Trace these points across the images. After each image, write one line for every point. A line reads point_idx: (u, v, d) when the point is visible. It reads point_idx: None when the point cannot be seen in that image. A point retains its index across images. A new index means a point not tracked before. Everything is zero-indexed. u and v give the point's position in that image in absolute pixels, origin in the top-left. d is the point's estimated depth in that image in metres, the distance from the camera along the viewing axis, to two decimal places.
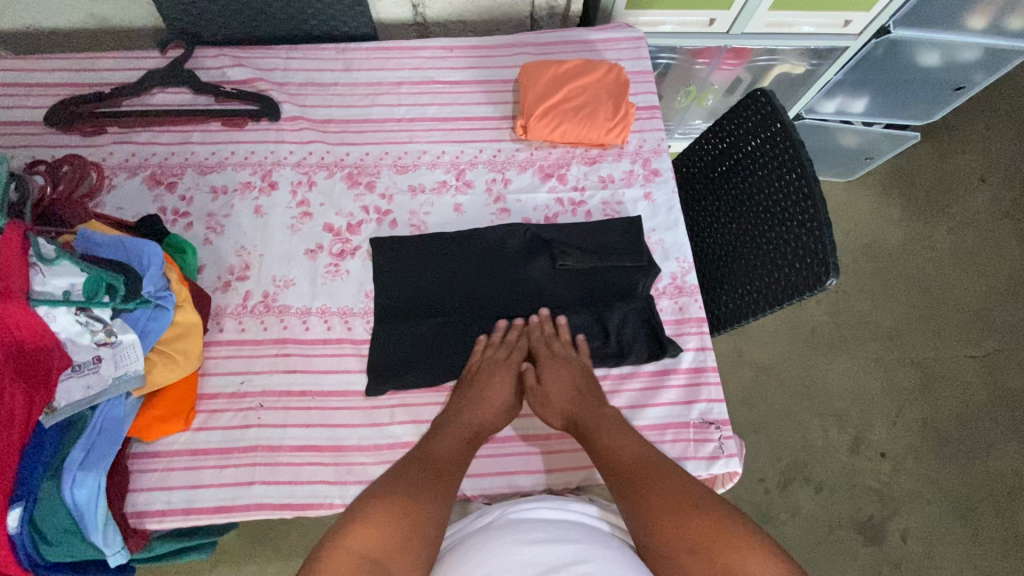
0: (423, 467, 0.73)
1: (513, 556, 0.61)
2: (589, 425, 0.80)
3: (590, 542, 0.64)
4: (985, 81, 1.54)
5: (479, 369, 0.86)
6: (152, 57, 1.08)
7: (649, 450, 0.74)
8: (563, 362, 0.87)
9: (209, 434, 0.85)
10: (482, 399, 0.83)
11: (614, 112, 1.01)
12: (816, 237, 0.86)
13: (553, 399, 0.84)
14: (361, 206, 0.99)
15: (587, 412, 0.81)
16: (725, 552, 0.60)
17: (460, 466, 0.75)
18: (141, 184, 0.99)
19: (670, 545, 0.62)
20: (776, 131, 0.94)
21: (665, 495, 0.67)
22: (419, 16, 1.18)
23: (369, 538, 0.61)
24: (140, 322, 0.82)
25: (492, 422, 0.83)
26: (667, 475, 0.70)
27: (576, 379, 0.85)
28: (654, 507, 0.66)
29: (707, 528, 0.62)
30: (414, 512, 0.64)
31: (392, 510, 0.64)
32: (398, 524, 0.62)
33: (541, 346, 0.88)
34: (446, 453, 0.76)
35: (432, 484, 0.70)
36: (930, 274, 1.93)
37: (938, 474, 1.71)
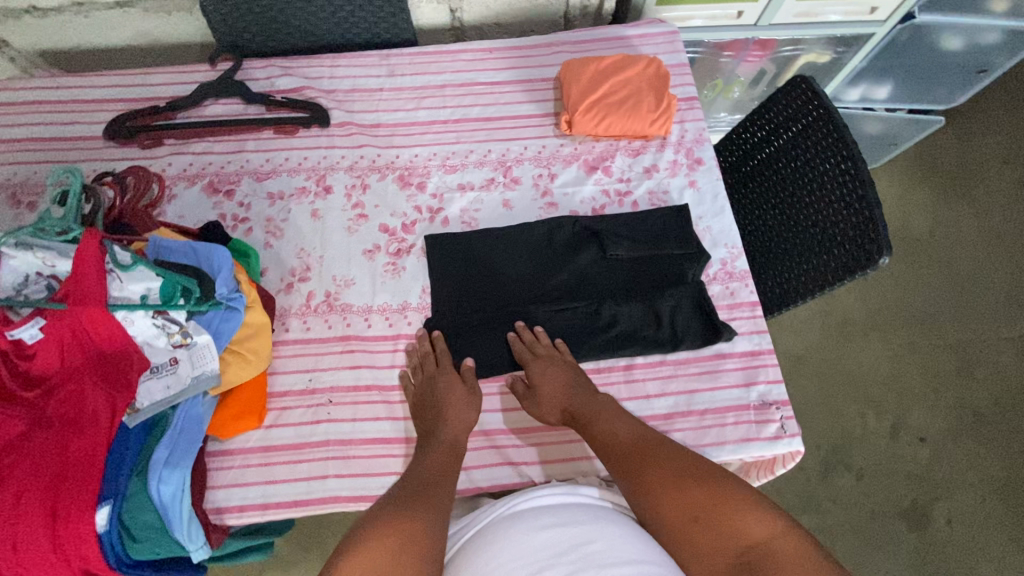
0: (410, 485, 0.69)
1: (524, 543, 0.62)
2: (584, 414, 0.81)
3: (599, 521, 0.65)
4: (1007, 64, 1.55)
5: (426, 389, 0.85)
6: (204, 70, 1.12)
7: (643, 429, 0.77)
8: (541, 357, 0.87)
9: (281, 431, 0.87)
10: (444, 405, 0.81)
11: (657, 103, 1.03)
12: (867, 216, 0.87)
13: (546, 395, 0.84)
14: (414, 206, 1.01)
15: (581, 401, 0.82)
16: (726, 516, 0.62)
17: (447, 474, 0.72)
18: (200, 192, 1.02)
19: (671, 515, 0.64)
20: (817, 116, 0.96)
21: (664, 466, 0.69)
22: (456, 20, 1.21)
23: (364, 566, 0.57)
24: (213, 324, 0.84)
25: (462, 421, 0.81)
26: (662, 449, 0.72)
27: (562, 374, 0.85)
28: (653, 479, 0.68)
29: (706, 496, 0.64)
30: (408, 529, 0.61)
31: (385, 534, 0.60)
32: (393, 544, 0.59)
33: (521, 351, 0.89)
34: (429, 464, 0.73)
35: (421, 496, 0.67)
36: (960, 257, 1.93)
37: (980, 457, 1.70)
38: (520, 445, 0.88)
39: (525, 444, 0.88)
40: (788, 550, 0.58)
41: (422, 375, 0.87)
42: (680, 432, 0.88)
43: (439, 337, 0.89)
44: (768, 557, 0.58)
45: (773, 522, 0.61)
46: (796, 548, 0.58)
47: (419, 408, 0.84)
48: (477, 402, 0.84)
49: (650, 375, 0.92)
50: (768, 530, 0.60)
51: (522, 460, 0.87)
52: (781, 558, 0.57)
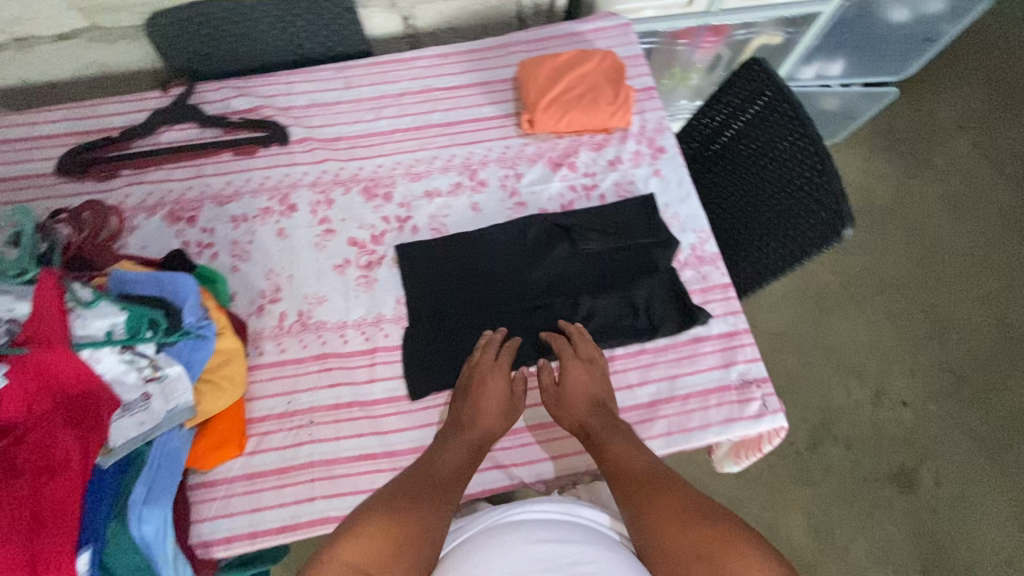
0: (423, 480, 0.73)
1: (519, 553, 0.64)
2: (598, 435, 0.80)
3: (593, 543, 0.67)
4: (954, 31, 1.59)
5: (469, 381, 0.85)
6: (156, 97, 1.09)
7: (654, 462, 0.76)
8: (584, 363, 0.87)
9: (263, 457, 0.85)
10: (478, 409, 0.82)
11: (614, 96, 1.04)
12: (828, 190, 0.89)
13: (570, 403, 0.83)
14: (381, 217, 1.00)
15: (598, 421, 0.81)
16: (729, 559, 0.61)
17: (461, 480, 0.75)
18: (161, 222, 1.00)
19: (675, 554, 0.64)
20: (772, 95, 0.99)
21: (670, 502, 0.68)
22: (410, 28, 1.21)
23: (356, 557, 0.62)
24: (184, 354, 0.82)
25: (488, 428, 0.82)
26: (670, 483, 0.71)
27: (595, 391, 0.85)
28: (659, 515, 0.67)
29: (712, 536, 0.63)
30: (407, 529, 0.65)
31: (385, 527, 0.65)
32: (392, 537, 0.64)
33: (565, 347, 0.88)
34: (447, 465, 0.76)
35: (431, 496, 0.71)
36: (925, 223, 1.98)
37: (960, 414, 1.75)
38: (509, 447, 0.87)
39: (514, 446, 0.87)
40: None
41: (479, 359, 0.86)
42: (664, 419, 0.89)
43: (516, 340, 0.88)
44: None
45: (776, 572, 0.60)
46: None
47: (461, 394, 0.85)
48: (511, 414, 0.84)
49: (630, 365, 0.92)
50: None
51: (511, 462, 0.86)
52: None
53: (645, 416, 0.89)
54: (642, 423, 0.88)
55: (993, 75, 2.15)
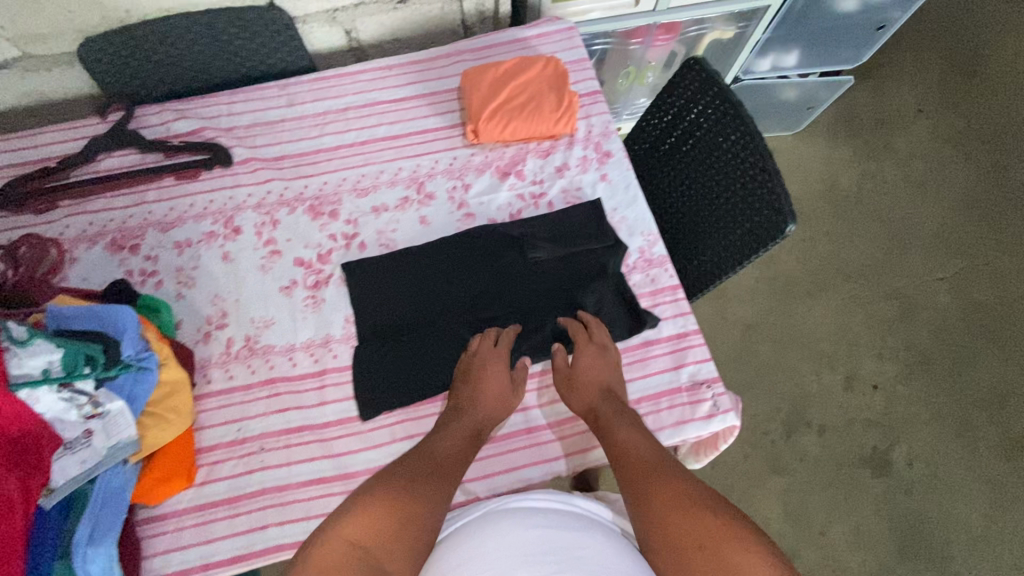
0: (427, 462, 0.75)
1: (516, 534, 0.64)
2: (608, 420, 0.81)
3: (589, 530, 0.68)
4: (903, 16, 1.59)
5: (475, 366, 0.86)
6: (94, 123, 1.07)
7: (661, 452, 0.75)
8: (598, 347, 0.89)
9: (214, 487, 0.84)
10: (480, 394, 0.84)
11: (558, 103, 1.04)
12: (770, 188, 0.90)
13: (582, 386, 0.85)
14: (328, 235, 0.99)
15: (608, 406, 0.83)
16: (728, 552, 0.59)
17: (462, 463, 0.78)
18: (103, 251, 0.98)
19: (677, 541, 0.63)
20: (712, 95, 0.99)
21: (674, 490, 0.67)
22: (354, 41, 1.19)
23: (362, 527, 0.63)
24: (126, 388, 0.80)
25: (492, 410, 0.85)
26: (675, 473, 0.70)
27: (606, 377, 0.86)
28: (663, 502, 0.66)
29: (714, 526, 0.62)
30: (414, 505, 0.67)
31: (388, 506, 0.66)
32: (395, 517, 0.65)
33: (580, 332, 0.90)
34: (450, 447, 0.79)
35: (435, 476, 0.73)
36: (888, 207, 2.00)
37: (930, 395, 1.77)
38: None
39: None
40: None
41: (480, 347, 0.89)
42: None
43: (515, 332, 0.90)
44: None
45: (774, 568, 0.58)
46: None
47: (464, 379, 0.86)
48: (511, 400, 0.87)
49: None
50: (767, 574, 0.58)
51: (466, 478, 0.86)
52: None
53: None
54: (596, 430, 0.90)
55: (950, 56, 2.17)
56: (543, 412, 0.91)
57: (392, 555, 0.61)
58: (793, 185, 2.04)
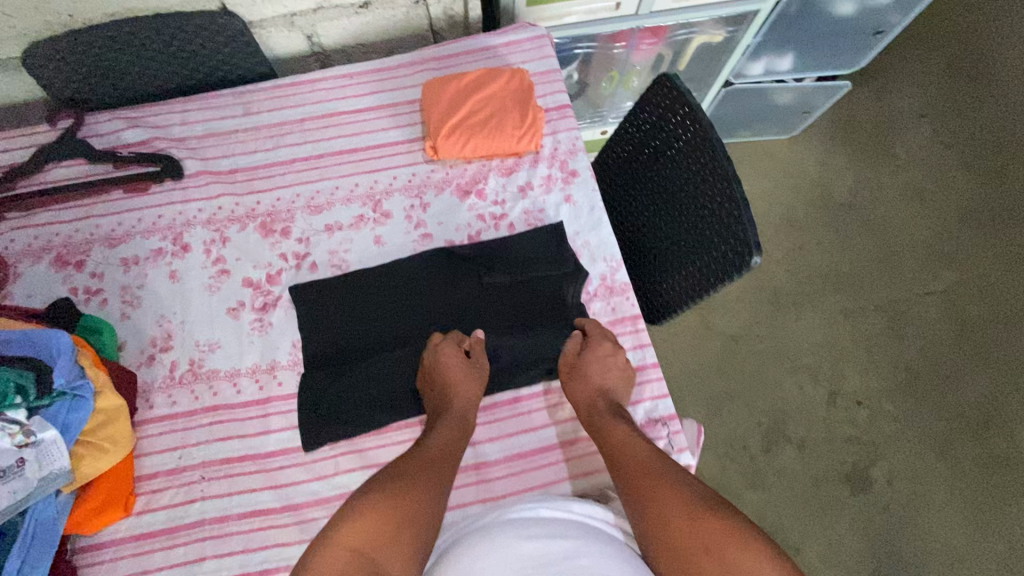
0: (420, 460, 0.73)
1: (511, 550, 0.60)
2: (602, 416, 0.80)
3: (588, 538, 0.63)
4: (903, 21, 1.50)
5: (436, 366, 0.84)
6: (43, 131, 1.03)
7: (658, 452, 0.74)
8: (613, 344, 0.85)
9: (153, 516, 0.83)
10: (454, 386, 0.82)
11: (522, 119, 0.99)
12: (737, 217, 0.86)
13: (586, 380, 0.83)
14: (278, 254, 0.96)
15: (608, 406, 0.81)
16: (737, 554, 0.58)
17: (454, 459, 0.76)
18: (48, 267, 0.95)
19: (681, 546, 0.61)
20: (684, 114, 0.94)
21: (676, 493, 0.66)
22: (315, 46, 1.14)
23: (361, 534, 0.61)
24: (60, 417, 0.77)
25: (470, 397, 0.83)
26: (675, 474, 0.69)
27: (612, 375, 0.83)
28: (664, 508, 0.65)
29: (720, 528, 0.60)
30: (409, 505, 0.66)
31: (387, 507, 0.64)
32: (393, 518, 0.63)
33: (596, 330, 0.87)
34: (438, 444, 0.76)
35: (427, 475, 0.71)
36: (883, 217, 1.94)
37: (914, 412, 1.74)
38: None
39: None
40: None
41: (445, 347, 0.85)
42: (567, 462, 0.85)
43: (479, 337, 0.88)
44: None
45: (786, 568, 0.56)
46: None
47: (431, 381, 0.84)
48: (481, 377, 0.85)
49: (536, 405, 0.89)
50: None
51: None
52: None
53: (550, 461, 0.85)
54: (547, 467, 0.85)
55: (955, 59, 2.09)
56: (490, 448, 0.86)
57: (392, 557, 0.60)
58: (785, 192, 1.98)
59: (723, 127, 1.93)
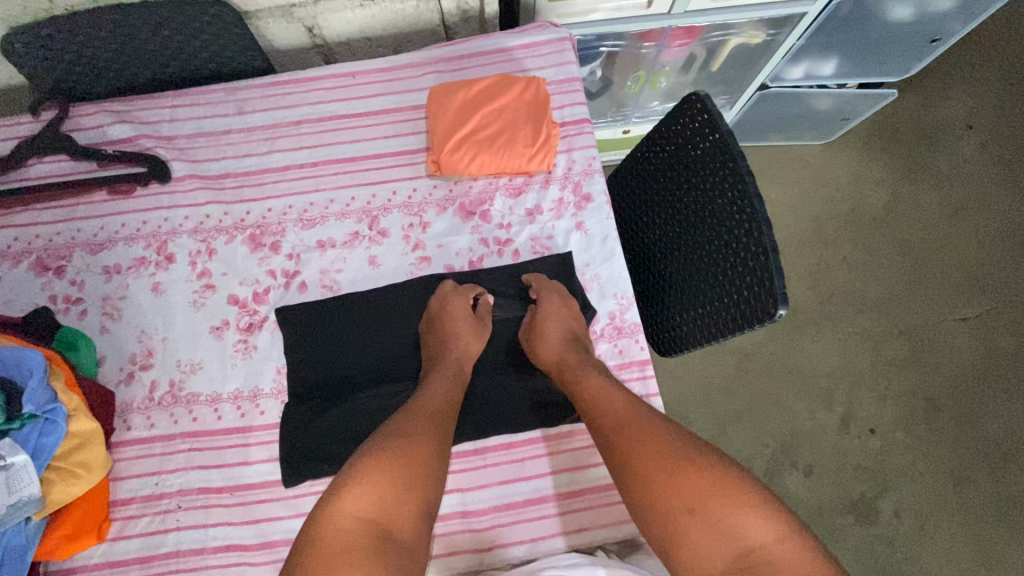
0: (419, 415, 0.69)
1: None
2: (573, 371, 0.77)
3: None
4: (963, 30, 1.37)
5: (431, 316, 0.83)
6: (25, 122, 0.98)
7: (633, 402, 0.71)
8: (561, 295, 0.84)
9: (127, 544, 0.80)
10: (450, 335, 0.81)
11: (535, 137, 0.91)
12: (763, 264, 0.78)
13: (547, 338, 0.81)
14: (267, 270, 0.90)
15: (576, 358, 0.79)
16: (723, 512, 0.57)
17: (454, 408, 0.73)
18: (27, 272, 0.90)
19: (665, 506, 0.60)
20: (713, 141, 0.85)
21: (657, 450, 0.63)
22: (317, 38, 1.06)
23: (367, 501, 0.59)
24: (31, 440, 0.73)
25: (468, 351, 0.81)
26: (655, 428, 0.66)
27: (568, 324, 0.82)
28: (646, 466, 0.63)
29: (704, 487, 0.59)
30: (414, 464, 0.63)
31: (391, 470, 0.62)
32: (397, 483, 0.61)
33: (544, 284, 0.85)
34: (436, 395, 0.73)
35: (427, 427, 0.68)
36: (917, 233, 1.77)
37: (931, 445, 1.57)
38: None
39: None
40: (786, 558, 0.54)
41: (444, 294, 0.84)
42: (560, 517, 0.80)
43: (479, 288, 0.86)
44: (768, 562, 0.54)
45: (775, 524, 0.56)
46: (796, 556, 0.54)
47: (429, 332, 0.83)
48: (483, 332, 0.84)
49: (530, 452, 0.83)
50: (768, 534, 0.56)
51: None
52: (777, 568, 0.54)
53: (542, 513, 0.80)
54: (539, 519, 0.80)
55: (1013, 68, 1.92)
56: (479, 495, 0.82)
57: (402, 521, 0.60)
58: (815, 202, 1.81)
59: (753, 132, 1.80)
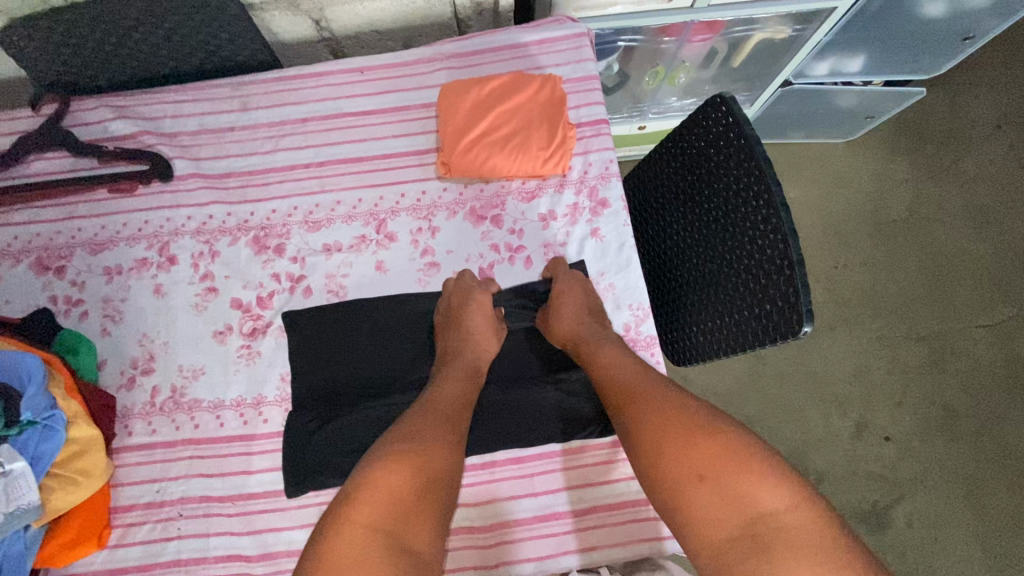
0: (434, 416, 0.65)
1: None
2: (590, 346, 0.75)
3: None
4: (999, 27, 1.30)
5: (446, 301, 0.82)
6: (26, 117, 0.96)
7: (651, 374, 0.67)
8: (576, 278, 0.82)
9: (127, 551, 0.78)
10: (466, 319, 0.78)
11: (549, 138, 0.87)
12: (788, 278, 0.75)
13: (566, 311, 0.79)
14: (271, 274, 0.88)
15: (594, 332, 0.76)
16: (734, 477, 0.52)
17: (466, 411, 0.69)
18: (27, 271, 0.88)
19: (673, 472, 0.56)
20: (738, 146, 0.81)
21: (666, 417, 0.59)
22: (324, 31, 1.02)
23: (380, 507, 0.54)
24: (30, 446, 0.71)
25: (483, 339, 0.79)
26: (666, 396, 0.62)
27: (585, 302, 0.80)
28: (656, 430, 0.59)
29: (714, 451, 0.54)
30: (428, 469, 0.59)
31: (408, 474, 0.57)
32: (412, 489, 0.56)
33: (558, 266, 0.84)
34: (446, 396, 0.69)
35: (440, 428, 0.64)
36: (939, 236, 1.71)
37: (947, 455, 1.53)
38: None
39: None
40: (802, 527, 0.49)
41: (459, 285, 0.82)
42: (568, 535, 0.78)
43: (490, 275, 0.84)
44: (779, 532, 0.49)
45: (788, 492, 0.51)
46: (810, 524, 0.49)
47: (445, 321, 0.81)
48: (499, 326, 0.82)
49: (540, 467, 0.81)
50: (781, 502, 0.51)
51: None
52: (787, 538, 0.48)
53: (550, 531, 0.78)
54: (549, 536, 0.78)
55: None
56: (485, 511, 0.79)
57: (418, 532, 0.55)
58: (833, 204, 1.75)
59: (773, 129, 1.73)
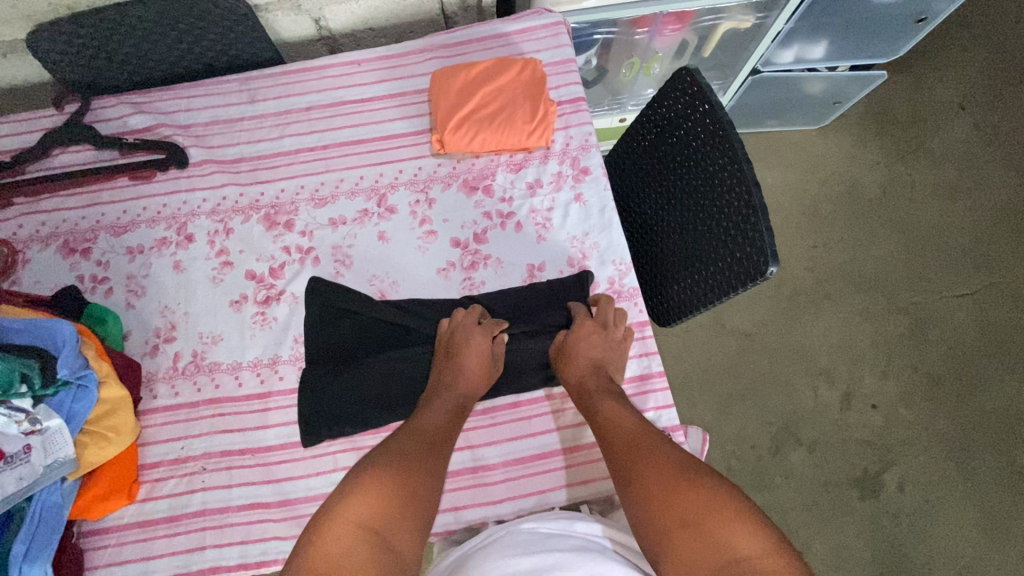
0: (419, 438, 0.69)
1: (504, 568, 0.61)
2: (593, 395, 0.76)
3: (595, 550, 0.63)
4: (948, 9, 1.39)
5: (450, 339, 0.83)
6: (50, 115, 1.04)
7: (647, 424, 0.70)
8: (595, 326, 0.83)
9: (155, 504, 0.84)
10: (465, 365, 0.80)
11: (533, 114, 0.96)
12: (754, 226, 0.82)
13: (575, 358, 0.81)
14: (282, 248, 0.95)
15: (598, 383, 0.78)
16: (713, 523, 0.54)
17: (451, 437, 0.73)
18: (54, 254, 0.95)
19: (660, 519, 0.57)
20: (703, 112, 0.89)
21: (658, 467, 0.62)
22: (323, 30, 1.12)
23: (365, 509, 0.58)
24: (65, 406, 0.77)
25: (480, 380, 0.80)
26: (660, 447, 0.65)
27: (596, 350, 0.81)
28: (648, 477, 0.62)
29: (697, 501, 0.56)
30: (412, 481, 0.62)
31: (391, 481, 0.61)
32: (397, 495, 0.60)
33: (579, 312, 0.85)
34: (435, 421, 0.73)
35: (427, 450, 0.68)
36: (912, 213, 1.80)
37: (932, 420, 1.59)
38: None
39: None
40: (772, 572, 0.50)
41: (466, 324, 0.84)
42: (564, 470, 0.84)
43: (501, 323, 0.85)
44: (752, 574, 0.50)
45: (764, 537, 0.52)
46: (783, 569, 0.50)
47: (446, 358, 0.81)
48: (496, 366, 0.83)
49: (536, 411, 0.87)
50: (756, 547, 0.52)
51: None
52: None
53: (548, 467, 0.84)
54: (547, 473, 0.84)
55: (1002, 51, 1.95)
56: (488, 452, 0.86)
57: (402, 535, 0.58)
58: (809, 186, 1.84)
59: (748, 118, 1.83)
